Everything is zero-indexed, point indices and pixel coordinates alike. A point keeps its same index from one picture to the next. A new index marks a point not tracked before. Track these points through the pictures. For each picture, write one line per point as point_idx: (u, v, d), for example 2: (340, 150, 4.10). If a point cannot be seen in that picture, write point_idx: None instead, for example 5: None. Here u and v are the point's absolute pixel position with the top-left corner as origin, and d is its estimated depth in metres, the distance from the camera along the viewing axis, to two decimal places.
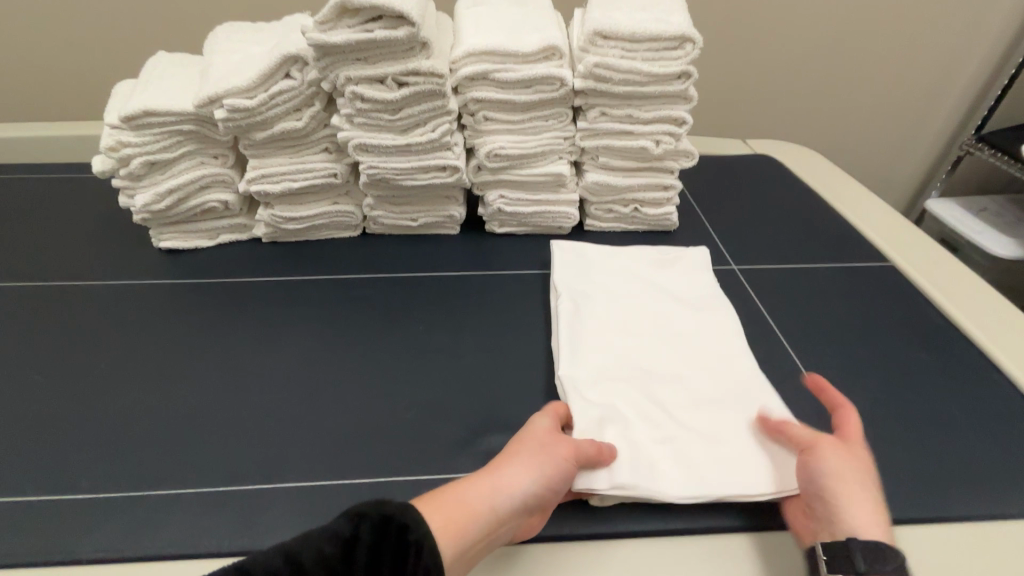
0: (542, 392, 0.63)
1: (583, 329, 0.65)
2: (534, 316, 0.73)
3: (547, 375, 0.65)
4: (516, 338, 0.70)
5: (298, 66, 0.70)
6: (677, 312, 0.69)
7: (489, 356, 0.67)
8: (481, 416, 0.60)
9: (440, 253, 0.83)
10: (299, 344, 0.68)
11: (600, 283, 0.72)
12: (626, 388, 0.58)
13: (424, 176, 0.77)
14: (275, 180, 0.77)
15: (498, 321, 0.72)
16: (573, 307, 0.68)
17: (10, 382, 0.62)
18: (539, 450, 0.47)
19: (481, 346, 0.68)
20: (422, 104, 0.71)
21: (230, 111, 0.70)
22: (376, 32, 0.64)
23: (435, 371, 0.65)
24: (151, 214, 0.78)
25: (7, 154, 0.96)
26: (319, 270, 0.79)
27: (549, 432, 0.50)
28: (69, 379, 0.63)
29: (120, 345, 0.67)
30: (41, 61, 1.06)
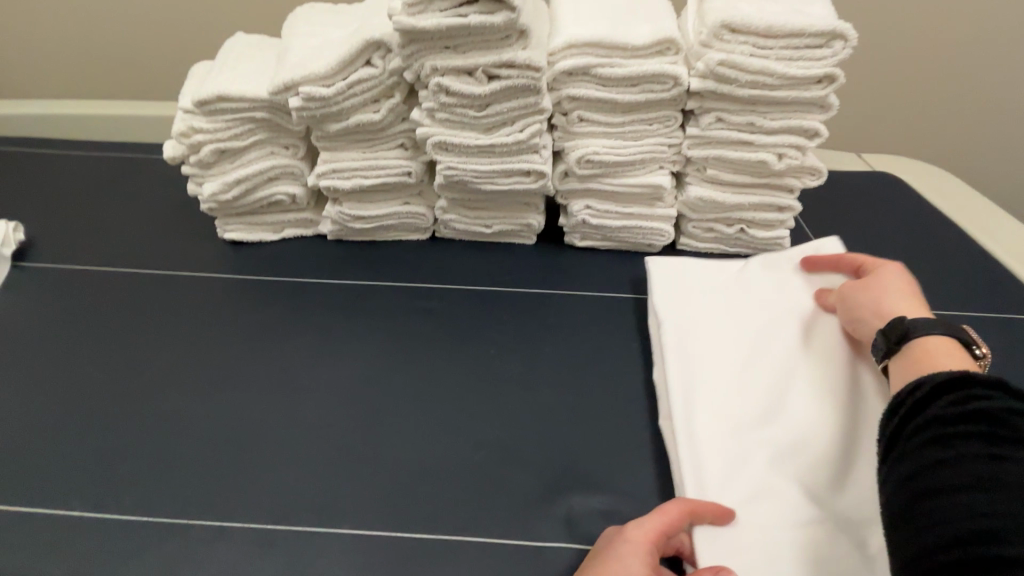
0: (632, 443, 0.54)
1: (694, 365, 0.56)
2: (619, 347, 0.64)
3: (638, 422, 0.56)
4: (599, 371, 0.61)
5: (380, 53, 0.63)
6: (814, 340, 0.56)
7: (568, 394, 0.59)
8: (561, 465, 0.52)
9: (515, 264, 0.76)
10: (360, 359, 0.62)
11: (705, 299, 0.63)
12: (739, 431, 0.51)
13: (505, 180, 0.70)
14: (347, 176, 0.72)
15: (579, 350, 0.63)
16: (681, 335, 0.59)
17: (73, 377, 0.61)
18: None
19: (558, 380, 0.60)
20: (513, 101, 0.63)
21: (306, 99, 0.64)
22: (470, 17, 0.57)
23: (505, 405, 0.57)
24: (217, 204, 0.75)
25: (84, 132, 0.95)
26: (383, 275, 0.73)
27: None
28: (125, 380, 0.60)
29: (177, 343, 0.64)
30: (127, 40, 1.06)
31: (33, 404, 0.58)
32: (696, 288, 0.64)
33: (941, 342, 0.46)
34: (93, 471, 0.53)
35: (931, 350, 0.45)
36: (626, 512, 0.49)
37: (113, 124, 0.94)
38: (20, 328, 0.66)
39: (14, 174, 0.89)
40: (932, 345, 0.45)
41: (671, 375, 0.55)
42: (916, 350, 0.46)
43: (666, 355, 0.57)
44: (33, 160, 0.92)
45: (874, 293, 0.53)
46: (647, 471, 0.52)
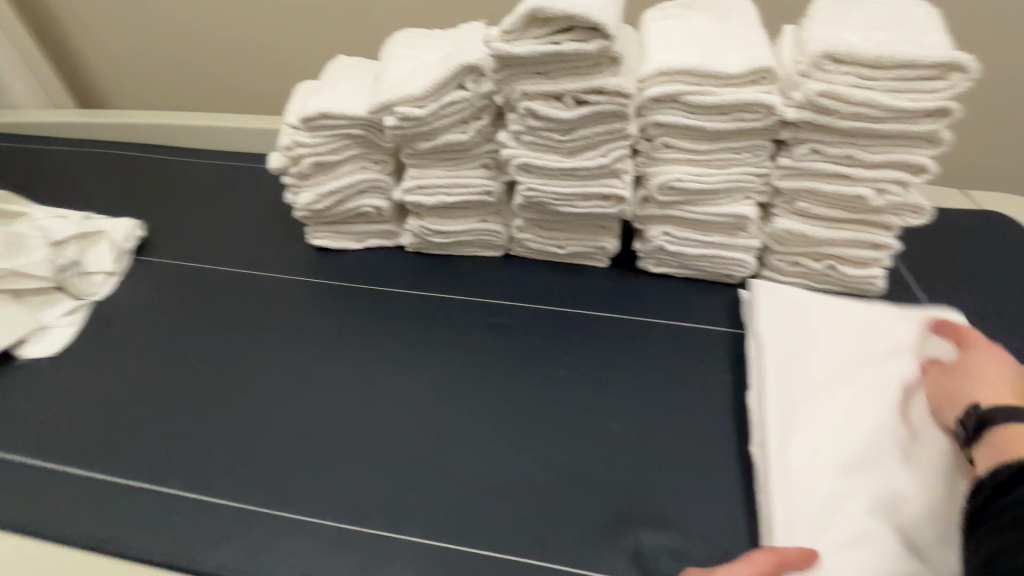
0: (698, 479, 0.54)
1: (792, 424, 0.53)
2: (690, 381, 0.63)
3: (710, 463, 0.55)
4: (669, 404, 0.60)
5: (473, 77, 0.66)
6: (924, 404, 0.53)
7: (635, 423, 0.58)
8: (626, 495, 0.53)
9: (586, 285, 0.76)
10: (430, 370, 0.64)
11: (812, 330, 0.61)
12: (838, 471, 0.50)
13: (584, 203, 0.71)
14: (431, 192, 0.76)
15: (648, 381, 0.63)
16: (781, 389, 0.56)
17: (174, 364, 0.67)
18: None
19: (626, 409, 0.60)
20: (599, 126, 0.64)
21: (401, 119, 0.68)
22: (564, 45, 0.59)
23: (570, 430, 0.57)
24: (311, 213, 0.81)
25: (196, 141, 1.05)
26: (456, 287, 0.76)
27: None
28: (219, 370, 0.65)
29: (268, 338, 0.69)
30: (240, 58, 1.17)
31: (143, 385, 0.65)
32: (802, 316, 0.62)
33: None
34: (188, 453, 0.58)
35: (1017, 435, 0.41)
36: (695, 554, 0.49)
37: (221, 132, 1.02)
38: (137, 314, 0.74)
39: (141, 175, 0.99)
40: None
41: (768, 434, 0.53)
42: (1007, 431, 0.42)
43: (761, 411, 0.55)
44: (151, 164, 1.02)
45: (981, 371, 0.50)
46: (720, 513, 0.52)
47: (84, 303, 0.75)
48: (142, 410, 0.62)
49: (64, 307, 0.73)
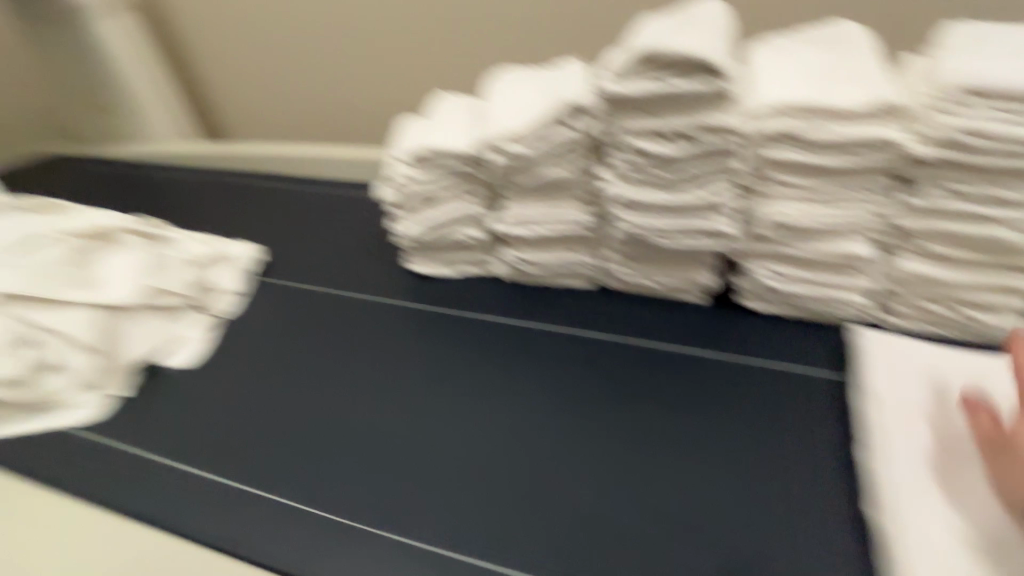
0: (801, 530, 0.55)
1: (914, 503, 0.52)
2: (782, 420, 0.63)
3: (799, 508, 0.57)
4: (753, 443, 0.62)
5: (577, 115, 0.68)
6: None
7: (718, 462, 0.61)
8: (707, 534, 0.56)
9: (679, 322, 0.76)
10: (522, 397, 0.70)
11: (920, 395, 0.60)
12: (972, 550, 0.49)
13: (683, 238, 0.71)
14: (529, 224, 0.79)
15: (731, 418, 0.65)
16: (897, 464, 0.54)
17: (291, 381, 0.76)
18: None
19: (710, 445, 0.63)
20: (703, 163, 0.65)
21: (507, 156, 0.73)
22: (678, 84, 0.60)
23: (650, 466, 0.62)
24: (415, 241, 0.87)
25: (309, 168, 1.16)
26: (550, 321, 0.80)
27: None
28: (336, 386, 0.74)
29: (381, 364, 0.76)
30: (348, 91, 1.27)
31: (272, 401, 0.73)
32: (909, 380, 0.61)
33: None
34: (315, 471, 0.65)
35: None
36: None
37: (328, 161, 1.10)
38: (263, 333, 0.83)
39: (257, 201, 1.10)
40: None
41: (893, 523, 0.51)
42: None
43: (882, 491, 0.53)
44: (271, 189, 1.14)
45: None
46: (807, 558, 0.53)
47: (214, 320, 0.83)
48: (274, 425, 0.71)
49: (200, 323, 0.82)
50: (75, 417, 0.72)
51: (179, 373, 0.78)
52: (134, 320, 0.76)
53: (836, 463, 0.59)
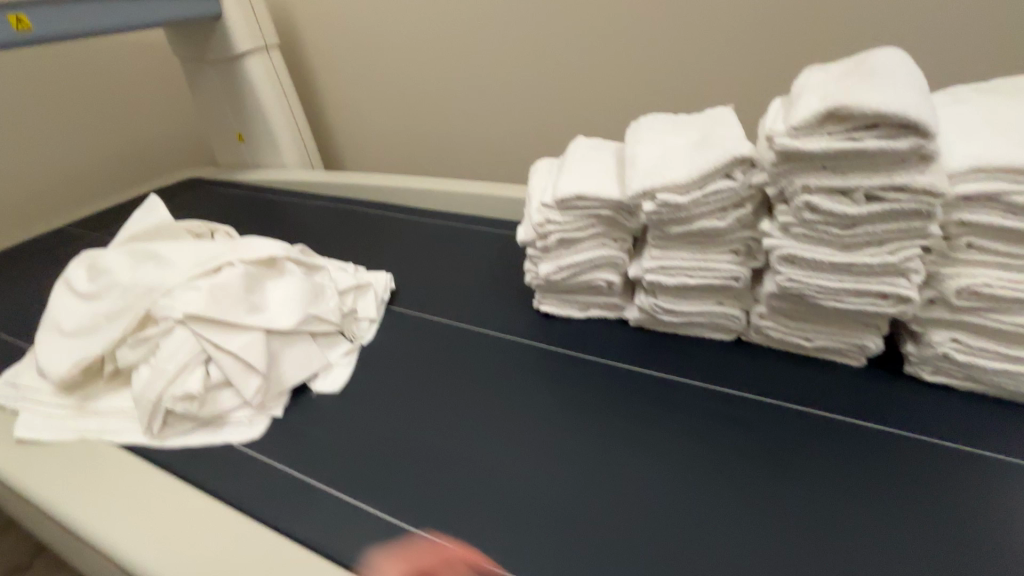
0: None
1: None
2: (982, 517, 0.59)
3: None
4: (953, 539, 0.57)
5: (743, 168, 0.68)
6: None
7: (915, 556, 0.56)
8: None
9: (834, 384, 0.74)
10: (677, 460, 0.69)
11: None
12: None
13: (854, 299, 0.67)
14: (672, 273, 0.78)
15: (919, 509, 0.60)
16: None
17: (436, 415, 0.78)
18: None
19: (901, 538, 0.58)
20: (889, 223, 0.61)
21: (660, 205, 0.72)
22: (868, 142, 0.58)
23: (835, 554, 0.57)
24: (546, 282, 0.88)
25: (450, 205, 1.29)
26: (686, 372, 0.80)
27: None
28: (481, 426, 0.76)
29: (516, 403, 0.79)
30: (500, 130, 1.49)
31: (413, 430, 0.76)
32: None
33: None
34: (478, 510, 0.65)
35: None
36: None
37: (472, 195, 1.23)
38: (402, 362, 0.88)
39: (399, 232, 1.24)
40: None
41: None
42: None
43: None
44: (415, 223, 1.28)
45: None
46: None
47: (355, 346, 0.89)
48: (415, 453, 0.73)
49: (344, 348, 0.88)
50: (235, 433, 0.77)
51: (327, 397, 0.82)
52: (292, 343, 0.82)
53: None
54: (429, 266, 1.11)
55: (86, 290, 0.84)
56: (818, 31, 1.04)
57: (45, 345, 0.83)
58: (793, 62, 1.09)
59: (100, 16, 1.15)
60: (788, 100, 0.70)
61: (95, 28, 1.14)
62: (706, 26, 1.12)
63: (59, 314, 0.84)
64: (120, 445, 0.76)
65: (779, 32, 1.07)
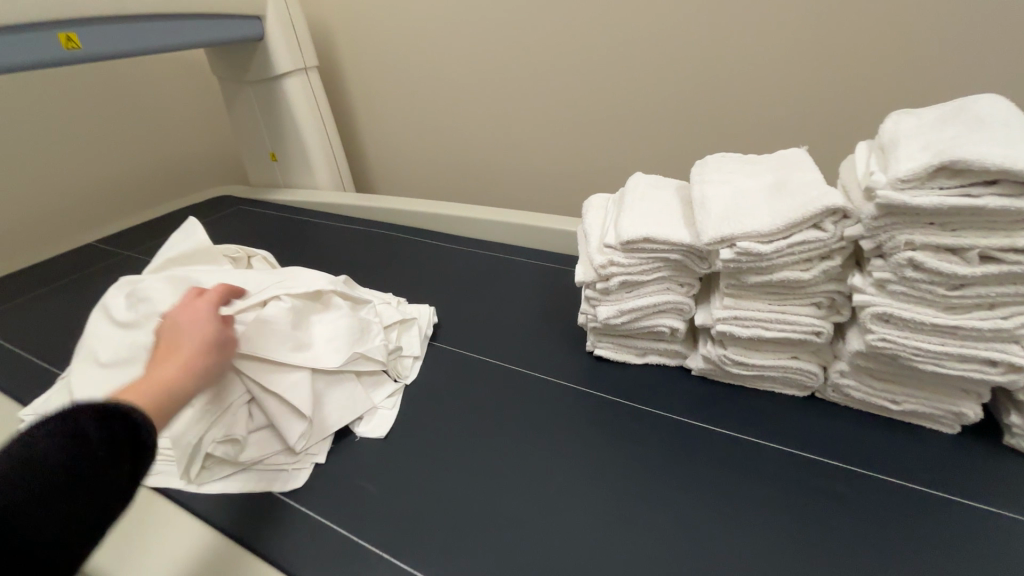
0: None
1: None
2: None
3: None
4: None
5: (834, 218, 0.63)
6: None
7: None
8: None
9: (927, 454, 0.68)
10: (758, 535, 0.62)
11: None
12: None
13: (956, 364, 0.62)
14: (747, 324, 0.72)
15: None
16: None
17: (486, 469, 0.72)
18: (197, 378, 0.59)
19: None
20: (1002, 285, 0.57)
21: (740, 253, 0.67)
22: (986, 199, 0.53)
23: None
24: (602, 325, 0.83)
25: (489, 235, 1.25)
26: (759, 432, 0.73)
27: (183, 366, 0.58)
28: (536, 484, 0.70)
29: (573, 457, 0.73)
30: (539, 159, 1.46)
31: (464, 485, 0.70)
32: None
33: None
34: None
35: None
36: None
37: (511, 228, 1.19)
38: (448, 406, 0.82)
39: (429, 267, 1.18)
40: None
41: None
42: None
43: None
44: (451, 254, 1.23)
45: None
46: None
47: (399, 386, 0.85)
48: (467, 513, 0.67)
49: (388, 390, 0.83)
50: (273, 481, 0.72)
51: (371, 443, 0.77)
52: (336, 384, 0.78)
53: None
54: (473, 300, 1.06)
55: (122, 319, 0.80)
56: (892, 70, 0.99)
57: (79, 376, 0.79)
58: (859, 100, 1.04)
59: (145, 36, 1.12)
60: (882, 145, 0.66)
61: (140, 48, 1.12)
62: (767, 60, 1.07)
63: (94, 343, 0.80)
64: (154, 488, 0.72)
65: (848, 69, 1.02)
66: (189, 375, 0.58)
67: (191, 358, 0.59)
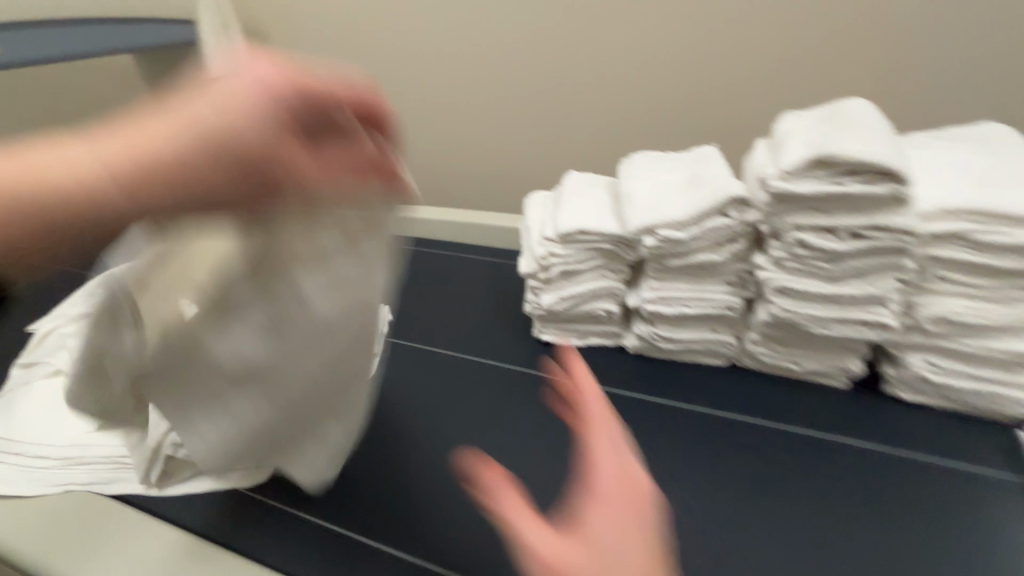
0: None
1: None
2: (956, 517, 0.65)
3: None
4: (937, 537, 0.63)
5: (737, 207, 0.73)
6: None
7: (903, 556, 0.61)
8: None
9: (824, 405, 0.79)
10: (686, 484, 0.71)
11: None
12: None
13: (841, 327, 0.73)
14: (671, 303, 0.81)
15: (909, 516, 0.65)
16: None
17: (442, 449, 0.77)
18: (140, 170, 0.38)
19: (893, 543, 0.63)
20: (872, 258, 0.68)
21: (661, 240, 0.76)
22: (851, 186, 0.64)
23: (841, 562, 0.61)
24: (546, 312, 0.90)
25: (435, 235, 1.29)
26: (687, 397, 0.83)
27: (104, 168, 0.37)
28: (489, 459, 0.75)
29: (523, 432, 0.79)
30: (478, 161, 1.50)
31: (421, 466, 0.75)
32: None
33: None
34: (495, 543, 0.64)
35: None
36: None
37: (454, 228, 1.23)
38: (405, 396, 0.87)
39: None
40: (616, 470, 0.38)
41: None
42: None
43: None
44: None
45: None
46: None
47: None
48: (432, 493, 0.71)
49: None
50: (240, 478, 0.74)
51: None
52: None
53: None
54: (425, 298, 1.10)
55: None
56: None
57: None
58: None
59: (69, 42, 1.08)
60: (775, 141, 0.76)
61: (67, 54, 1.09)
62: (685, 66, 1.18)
63: None
64: (110, 496, 0.72)
65: None
66: (105, 190, 0.37)
67: (165, 135, 0.38)
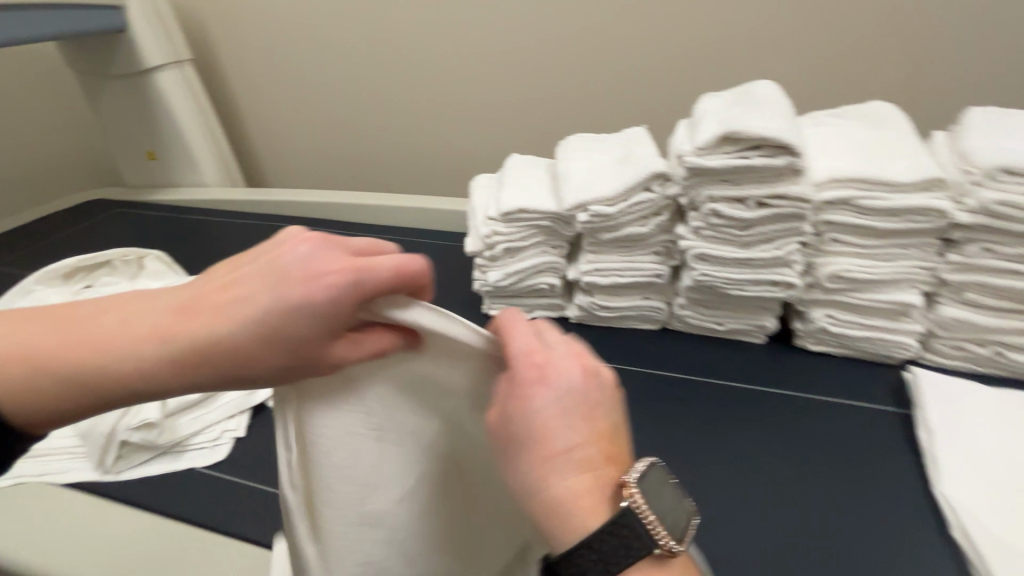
0: (875, 531, 0.64)
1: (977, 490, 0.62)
2: (850, 444, 0.74)
3: (892, 506, 0.66)
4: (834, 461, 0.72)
5: (660, 182, 0.80)
6: None
7: (804, 480, 0.70)
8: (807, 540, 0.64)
9: (743, 360, 0.87)
10: None
11: (977, 422, 0.68)
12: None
13: (754, 287, 0.81)
14: (606, 274, 0.88)
15: (811, 446, 0.74)
16: (955, 462, 0.65)
17: None
18: (198, 362, 0.45)
19: (797, 471, 0.71)
20: (777, 224, 0.76)
21: (593, 215, 0.82)
22: (755, 159, 0.71)
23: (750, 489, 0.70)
24: (493, 288, 0.95)
25: (386, 220, 1.31)
26: (625, 359, 0.90)
27: (173, 366, 0.45)
28: None
29: None
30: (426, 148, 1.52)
31: None
32: (970, 407, 0.70)
33: (568, 431, 0.43)
34: None
35: (576, 496, 0.42)
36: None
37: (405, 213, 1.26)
38: None
39: None
40: (530, 343, 0.47)
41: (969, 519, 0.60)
42: None
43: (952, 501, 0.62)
44: None
45: None
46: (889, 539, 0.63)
47: None
48: None
49: None
50: (198, 458, 0.76)
51: None
52: None
53: (909, 483, 0.68)
54: None
55: None
56: None
57: None
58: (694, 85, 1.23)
59: None
60: (693, 121, 0.83)
61: None
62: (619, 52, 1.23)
63: None
64: (65, 484, 0.73)
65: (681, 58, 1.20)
66: (159, 373, 0.45)
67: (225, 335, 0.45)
